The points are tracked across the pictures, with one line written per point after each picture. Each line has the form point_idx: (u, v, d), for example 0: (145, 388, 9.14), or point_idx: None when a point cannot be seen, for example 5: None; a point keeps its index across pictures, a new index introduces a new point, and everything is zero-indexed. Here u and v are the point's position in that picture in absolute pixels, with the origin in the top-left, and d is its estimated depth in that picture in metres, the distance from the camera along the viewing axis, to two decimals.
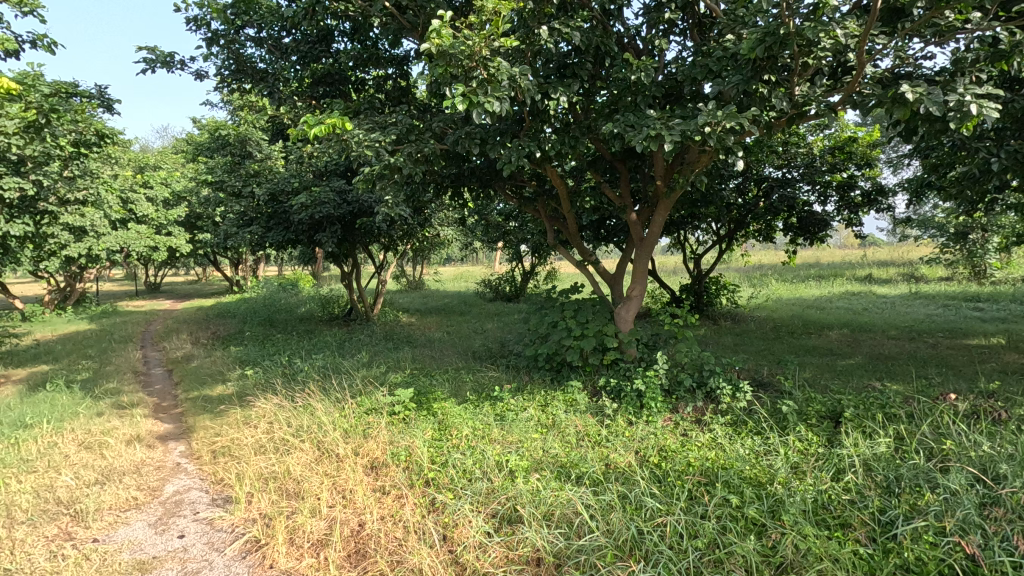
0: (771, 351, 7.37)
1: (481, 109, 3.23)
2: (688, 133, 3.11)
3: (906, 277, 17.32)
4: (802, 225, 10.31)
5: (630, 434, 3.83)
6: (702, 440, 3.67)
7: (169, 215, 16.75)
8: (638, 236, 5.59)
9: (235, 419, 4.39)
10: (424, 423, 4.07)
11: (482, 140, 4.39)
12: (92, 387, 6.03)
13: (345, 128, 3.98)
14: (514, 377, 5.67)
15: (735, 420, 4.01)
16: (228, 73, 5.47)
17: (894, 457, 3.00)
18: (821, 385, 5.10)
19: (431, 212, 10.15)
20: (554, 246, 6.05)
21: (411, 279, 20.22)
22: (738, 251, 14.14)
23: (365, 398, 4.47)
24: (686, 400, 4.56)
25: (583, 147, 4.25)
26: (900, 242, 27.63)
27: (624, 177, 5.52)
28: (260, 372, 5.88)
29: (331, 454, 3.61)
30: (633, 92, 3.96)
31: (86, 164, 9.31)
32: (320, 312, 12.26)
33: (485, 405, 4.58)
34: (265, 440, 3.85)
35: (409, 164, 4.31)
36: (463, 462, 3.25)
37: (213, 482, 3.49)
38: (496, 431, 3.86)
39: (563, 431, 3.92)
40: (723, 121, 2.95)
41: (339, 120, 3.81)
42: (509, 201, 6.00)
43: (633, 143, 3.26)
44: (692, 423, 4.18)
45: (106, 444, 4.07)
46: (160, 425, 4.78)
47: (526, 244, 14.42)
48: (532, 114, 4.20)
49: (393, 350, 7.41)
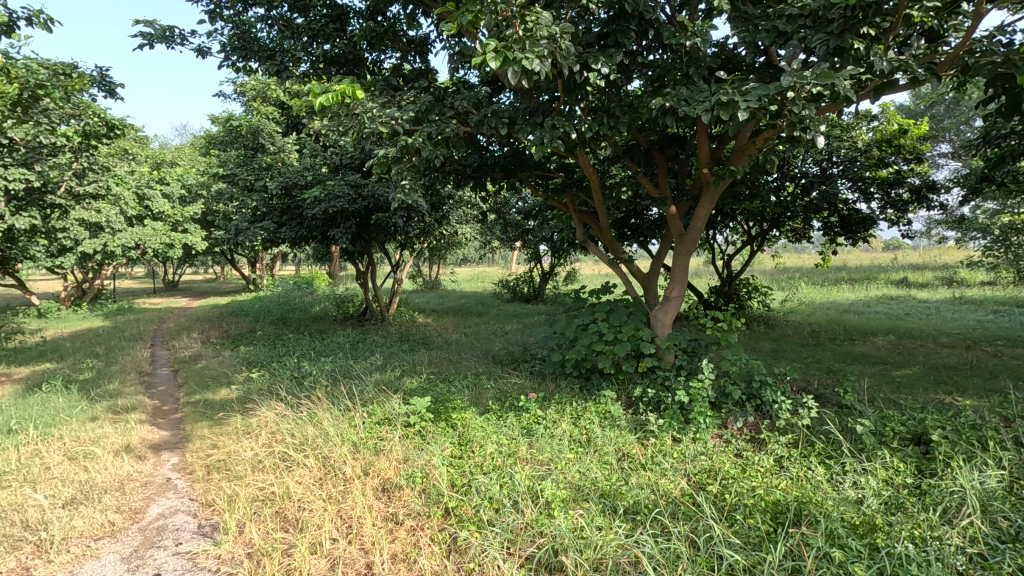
0: (817, 359, 6.78)
1: (517, 68, 2.78)
2: (766, 98, 2.60)
3: (945, 282, 16.43)
4: (844, 224, 9.65)
5: (679, 456, 3.35)
6: (764, 465, 3.18)
7: (185, 212, 16.56)
8: (678, 231, 5.06)
9: (235, 429, 3.98)
10: (443, 437, 3.63)
11: (510, 121, 3.95)
12: (92, 389, 5.71)
13: (356, 98, 3.52)
14: (539, 384, 5.20)
15: (799, 440, 3.50)
16: (235, 54, 5.10)
17: (1012, 495, 2.48)
18: (885, 399, 4.54)
19: (449, 208, 9.72)
20: (583, 243, 5.57)
21: (427, 280, 19.79)
22: (769, 251, 13.50)
23: (378, 407, 4.05)
24: (736, 415, 4.05)
25: (625, 127, 3.77)
26: (931, 246, 26.61)
27: (661, 166, 5.02)
28: (267, 375, 5.47)
29: (337, 473, 3.19)
30: (685, 63, 3.48)
31: (95, 157, 9.04)
32: (334, 312, 11.91)
33: (511, 418, 4.13)
34: (264, 454, 3.43)
35: (429, 145, 3.86)
36: (489, 488, 2.82)
37: (202, 504, 3.07)
38: (524, 449, 3.42)
39: (601, 450, 3.46)
40: (813, 82, 2.43)
41: (349, 87, 3.37)
42: (535, 193, 5.52)
43: (698, 111, 2.75)
44: (746, 443, 3.67)
45: (91, 454, 3.69)
46: (156, 433, 4.39)
47: (546, 244, 13.95)
48: (568, 90, 3.75)
49: (409, 352, 6.97)
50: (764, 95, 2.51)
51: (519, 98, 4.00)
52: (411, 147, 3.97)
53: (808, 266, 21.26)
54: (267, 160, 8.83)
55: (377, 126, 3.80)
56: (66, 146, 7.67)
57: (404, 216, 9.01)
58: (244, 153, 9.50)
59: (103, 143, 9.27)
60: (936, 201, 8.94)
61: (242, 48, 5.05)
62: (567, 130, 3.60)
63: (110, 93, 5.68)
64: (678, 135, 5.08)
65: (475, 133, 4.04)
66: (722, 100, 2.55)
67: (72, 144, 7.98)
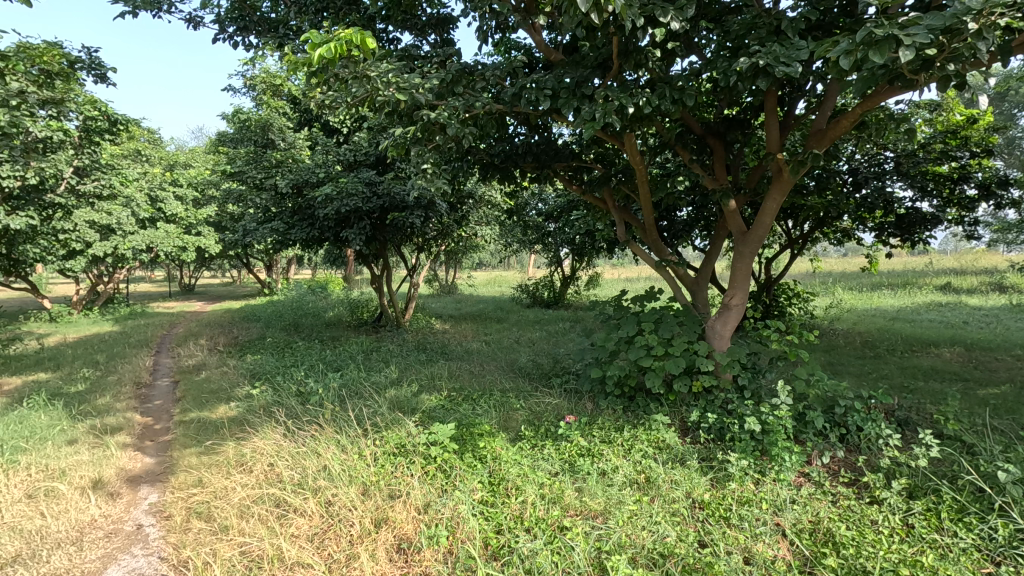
0: (885, 374, 5.99)
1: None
2: (931, 32, 1.92)
3: (993, 288, 15.39)
4: (899, 224, 8.72)
5: (769, 508, 2.71)
6: (879, 527, 2.53)
7: (199, 214, 16.02)
8: (739, 227, 4.38)
9: (226, 460, 3.39)
10: (471, 476, 3.05)
11: (552, 95, 3.32)
12: (80, 405, 5.16)
13: (366, 48, 2.80)
14: (575, 405, 4.55)
15: (914, 488, 2.83)
16: (233, 28, 4.53)
17: None
18: (997, 427, 3.77)
19: (469, 207, 9.16)
20: (624, 243, 4.92)
21: (444, 285, 19.19)
22: (806, 256, 12.68)
23: (394, 434, 3.45)
24: (822, 448, 3.37)
25: (691, 99, 3.13)
26: (963, 252, 25.56)
27: (718, 155, 4.40)
28: (270, 391, 4.88)
29: (344, 525, 2.62)
30: (772, 19, 2.84)
31: (97, 153, 8.54)
32: (348, 317, 11.38)
33: (550, 451, 3.51)
34: (255, 497, 2.85)
35: (456, 122, 3.23)
36: (538, 561, 2.26)
37: (173, 566, 2.48)
38: (570, 495, 2.83)
39: (666, 498, 2.84)
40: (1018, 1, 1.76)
41: (357, 35, 2.68)
42: (570, 186, 4.89)
43: (832, 54, 2.06)
44: (843, 488, 2.99)
45: (53, 491, 3.08)
46: (139, 461, 3.81)
47: (569, 247, 13.30)
48: (623, 54, 3.11)
49: (427, 364, 6.35)
50: (935, 28, 1.89)
51: (562, 68, 3.38)
52: (434, 124, 3.35)
53: (840, 271, 20.28)
54: (278, 156, 8.29)
55: (395, 97, 3.20)
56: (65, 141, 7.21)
57: (422, 216, 8.44)
58: (254, 149, 8.81)
59: (109, 140, 8.83)
60: (1006, 199, 7.99)
61: (240, 20, 4.47)
62: (624, 102, 2.96)
63: (102, 79, 5.18)
64: (736, 119, 4.47)
65: (511, 109, 3.44)
66: (875, 38, 1.93)
67: (72, 139, 7.50)
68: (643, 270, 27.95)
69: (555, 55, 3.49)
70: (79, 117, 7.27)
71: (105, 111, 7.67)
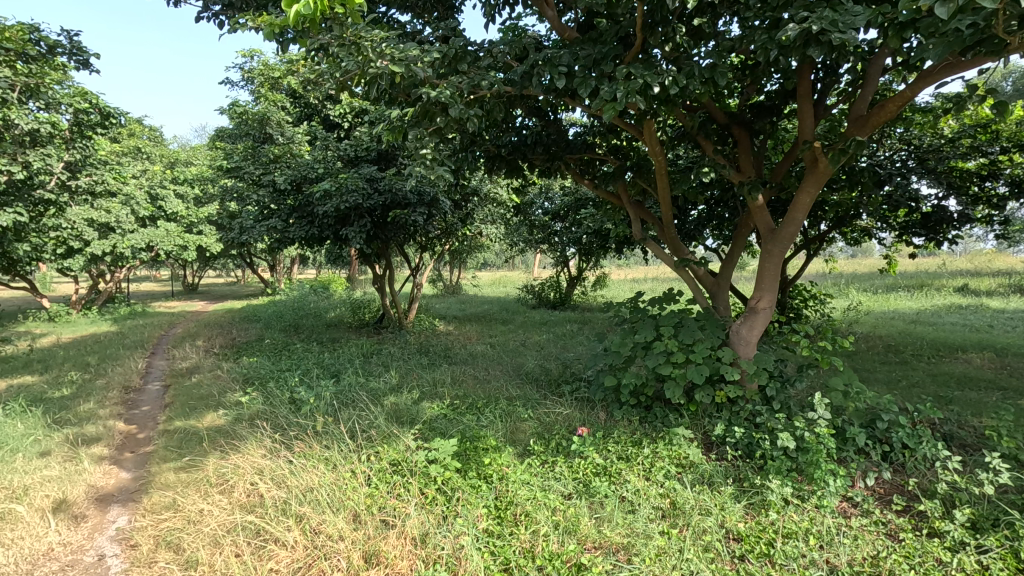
0: (918, 381, 5.61)
1: None
2: None
3: (1014, 290, 14.88)
4: (923, 224, 8.25)
5: (815, 543, 2.39)
6: (947, 571, 2.19)
7: (200, 214, 15.53)
8: (767, 224, 4.04)
9: (205, 477, 3.08)
10: (476, 499, 2.74)
11: (567, 73, 3.00)
12: (60, 412, 4.85)
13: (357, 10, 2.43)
14: (588, 415, 4.22)
15: (980, 519, 2.49)
16: (220, 8, 4.22)
17: None
18: None
19: (474, 205, 8.86)
20: (639, 241, 4.59)
21: (448, 285, 18.85)
22: (823, 256, 12.25)
23: (391, 450, 3.14)
24: (866, 469, 3.04)
25: (723, 76, 2.81)
26: (978, 253, 25.06)
27: (743, 145, 4.07)
28: (261, 398, 4.58)
29: (329, 560, 2.31)
30: None
31: (89, 148, 8.26)
32: (349, 318, 11.09)
33: (563, 470, 3.17)
34: (232, 525, 2.55)
35: (461, 102, 2.90)
36: None
37: None
38: (587, 525, 2.51)
39: (697, 529, 2.52)
40: None
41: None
42: (582, 180, 4.58)
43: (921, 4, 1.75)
44: (896, 516, 2.66)
45: (10, 514, 2.76)
46: (113, 476, 3.49)
47: (575, 246, 12.98)
48: (648, 27, 2.79)
49: (429, 368, 6.03)
50: None
51: (577, 44, 3.06)
52: (435, 105, 3.02)
53: (852, 273, 19.81)
54: (276, 150, 7.98)
55: (391, 72, 2.88)
56: (54, 134, 6.94)
57: (425, 214, 8.13)
58: (252, 144, 8.50)
59: (103, 135, 8.55)
60: None
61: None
62: (651, 79, 2.63)
63: (83, 66, 4.94)
64: (763, 107, 4.14)
65: (521, 90, 3.12)
66: None
67: (62, 133, 7.22)
68: (650, 271, 27.56)
69: (570, 33, 3.19)
70: (69, 110, 6.99)
71: (97, 103, 7.39)
